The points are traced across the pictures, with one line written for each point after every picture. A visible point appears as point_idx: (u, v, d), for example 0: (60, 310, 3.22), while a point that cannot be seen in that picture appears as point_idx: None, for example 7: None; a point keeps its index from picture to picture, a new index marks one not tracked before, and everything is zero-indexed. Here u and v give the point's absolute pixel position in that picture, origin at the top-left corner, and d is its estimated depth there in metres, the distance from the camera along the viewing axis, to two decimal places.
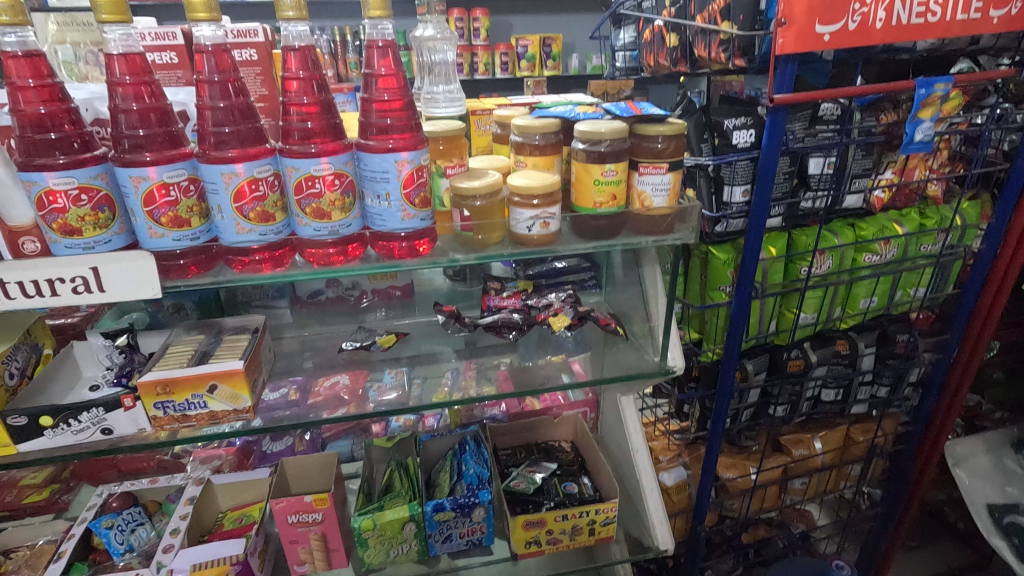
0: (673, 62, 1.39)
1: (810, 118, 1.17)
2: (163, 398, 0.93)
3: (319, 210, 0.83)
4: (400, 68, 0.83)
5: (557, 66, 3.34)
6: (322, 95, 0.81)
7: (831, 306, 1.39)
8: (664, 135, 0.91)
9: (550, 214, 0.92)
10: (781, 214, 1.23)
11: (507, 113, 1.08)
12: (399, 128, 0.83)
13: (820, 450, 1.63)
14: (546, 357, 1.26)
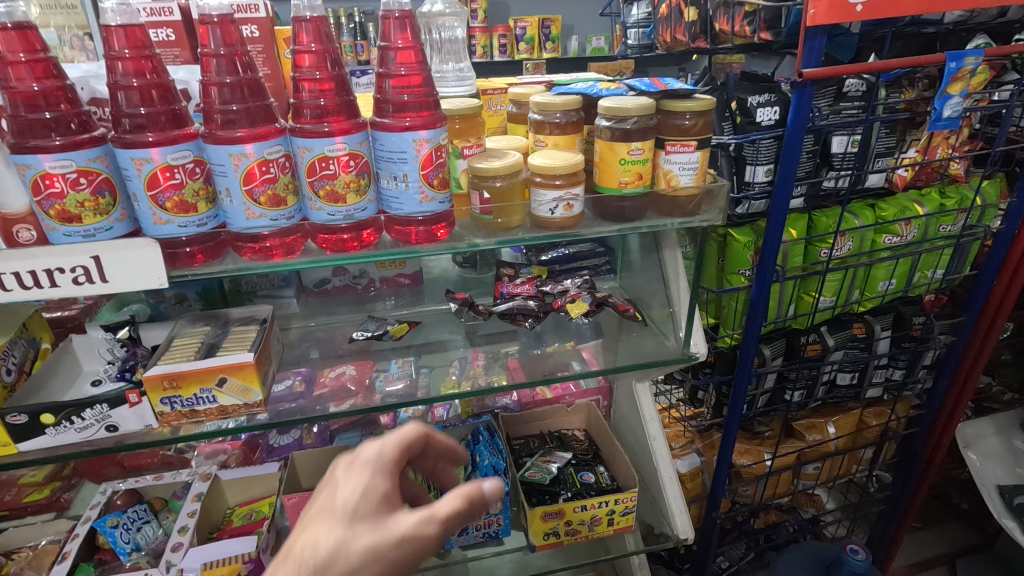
0: (692, 37, 1.36)
1: (834, 95, 1.13)
2: (170, 393, 0.89)
3: (333, 193, 0.78)
4: (418, 41, 0.79)
5: (556, 48, 3.30)
6: (335, 70, 0.76)
7: (850, 289, 1.36)
8: (692, 111, 0.87)
9: (574, 196, 0.88)
10: (802, 194, 1.20)
11: (523, 91, 1.03)
12: (417, 105, 0.78)
13: (833, 434, 1.62)
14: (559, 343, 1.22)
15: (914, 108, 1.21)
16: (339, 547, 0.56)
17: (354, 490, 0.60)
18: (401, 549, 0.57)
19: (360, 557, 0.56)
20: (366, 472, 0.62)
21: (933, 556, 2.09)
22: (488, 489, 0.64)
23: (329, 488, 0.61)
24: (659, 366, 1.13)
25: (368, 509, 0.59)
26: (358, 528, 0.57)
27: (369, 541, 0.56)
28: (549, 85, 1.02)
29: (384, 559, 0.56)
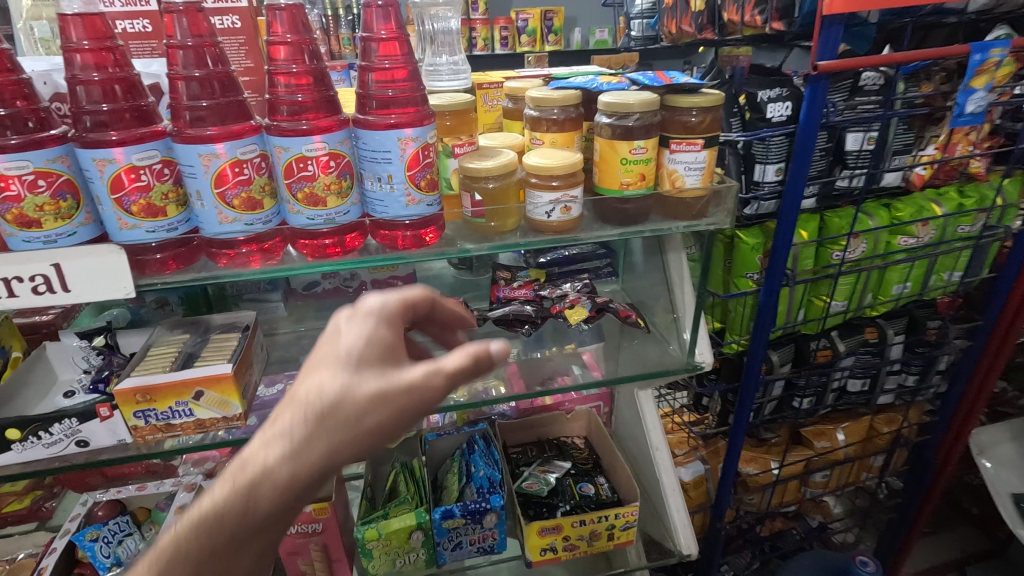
0: (699, 28, 1.30)
1: (850, 89, 1.07)
2: (144, 406, 0.84)
3: (312, 196, 0.73)
4: (404, 31, 0.73)
5: (559, 41, 3.23)
6: (314, 64, 0.71)
7: (863, 292, 1.30)
8: (699, 107, 0.81)
9: (572, 197, 0.82)
10: (814, 194, 1.14)
11: (519, 85, 0.97)
12: (402, 100, 0.73)
13: (842, 441, 1.57)
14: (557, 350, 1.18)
15: (933, 103, 1.14)
16: (344, 393, 0.54)
17: (357, 336, 0.58)
18: (411, 395, 0.56)
19: (365, 404, 0.54)
20: (370, 322, 0.59)
21: (944, 563, 2.03)
22: (494, 351, 0.61)
23: (331, 336, 0.59)
24: (663, 376, 1.08)
25: (373, 358, 0.57)
26: (363, 373, 0.56)
27: (374, 389, 0.55)
28: (547, 79, 0.96)
29: (391, 407, 0.55)
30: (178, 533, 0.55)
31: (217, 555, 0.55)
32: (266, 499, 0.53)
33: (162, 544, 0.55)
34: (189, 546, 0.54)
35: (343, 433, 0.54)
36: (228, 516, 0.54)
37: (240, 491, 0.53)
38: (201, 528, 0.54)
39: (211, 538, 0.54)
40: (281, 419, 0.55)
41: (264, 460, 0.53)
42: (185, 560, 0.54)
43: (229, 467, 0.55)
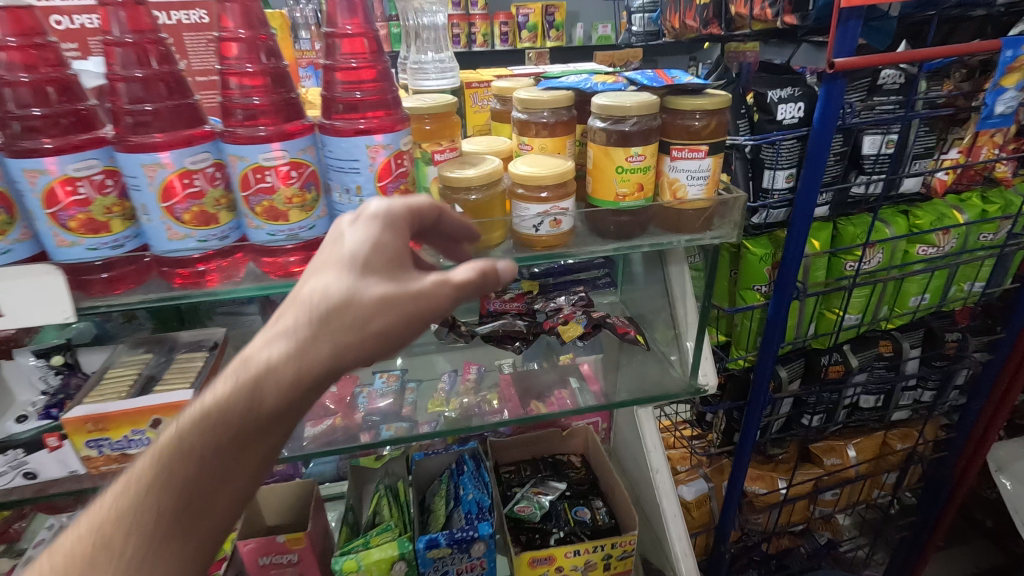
0: (704, 23, 1.22)
1: (868, 88, 0.99)
2: (96, 436, 0.78)
3: (272, 209, 0.66)
4: (372, 26, 0.65)
5: (561, 37, 3.14)
6: (271, 63, 0.63)
7: (878, 304, 1.22)
8: (703, 110, 0.73)
9: (562, 210, 0.75)
10: (827, 202, 1.06)
11: (508, 84, 0.89)
12: (372, 104, 0.65)
13: (854, 459, 1.49)
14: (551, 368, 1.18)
15: (957, 102, 1.06)
16: (350, 295, 0.52)
17: (364, 241, 0.55)
18: (418, 303, 0.54)
19: (372, 306, 0.52)
20: (375, 228, 0.57)
21: None
22: (501, 269, 0.61)
23: (334, 243, 0.56)
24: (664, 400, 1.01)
25: (379, 265, 0.55)
26: (371, 277, 0.53)
27: (381, 294, 0.53)
28: (537, 79, 0.89)
29: (398, 312, 0.53)
30: (174, 434, 0.49)
31: (217, 458, 0.49)
32: (272, 395, 0.50)
33: (156, 447, 0.50)
34: (190, 445, 0.49)
35: (349, 334, 0.51)
36: (231, 413, 0.49)
37: (244, 384, 0.49)
38: (202, 426, 0.49)
39: (212, 437, 0.49)
40: (284, 317, 0.52)
41: (269, 356, 0.50)
42: (182, 463, 0.49)
43: (230, 365, 0.51)
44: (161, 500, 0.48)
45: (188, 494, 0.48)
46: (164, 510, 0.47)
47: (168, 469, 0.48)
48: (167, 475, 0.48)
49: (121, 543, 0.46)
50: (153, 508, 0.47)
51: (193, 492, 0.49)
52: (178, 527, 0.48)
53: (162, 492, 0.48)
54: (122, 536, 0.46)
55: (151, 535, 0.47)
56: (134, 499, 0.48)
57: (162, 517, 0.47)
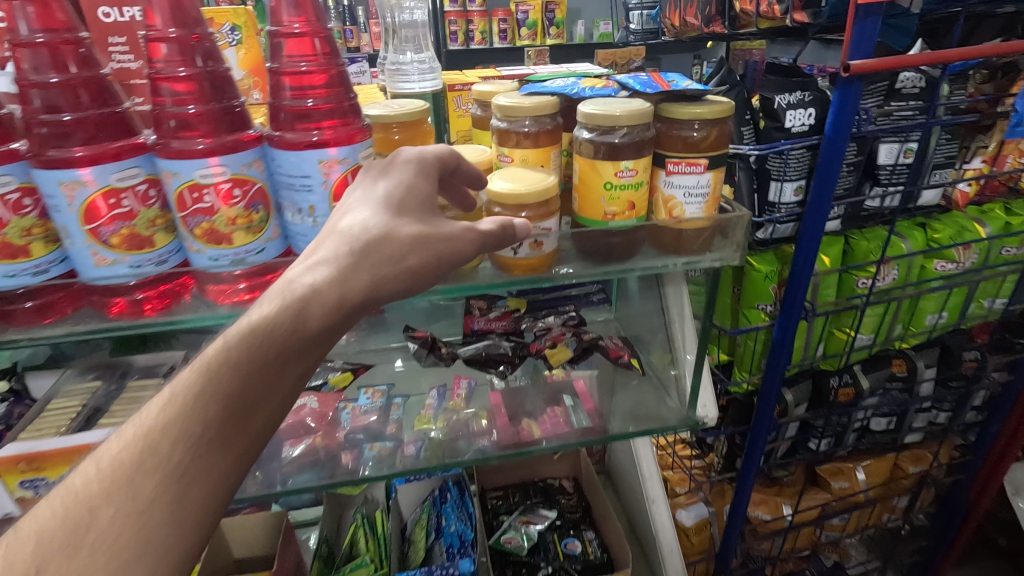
0: (706, 20, 1.14)
1: (885, 93, 0.90)
2: (31, 475, 0.72)
3: (213, 232, 0.58)
4: (325, 24, 0.57)
5: (561, 34, 3.02)
6: (206, 66, 0.55)
7: (892, 323, 1.14)
8: (701, 120, 0.65)
9: (543, 231, 0.67)
10: (839, 216, 0.97)
11: (489, 88, 0.82)
12: (325, 113, 0.57)
13: (863, 482, 1.40)
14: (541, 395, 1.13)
15: (981, 107, 0.97)
16: (388, 230, 0.53)
17: (399, 184, 0.57)
18: (449, 246, 0.56)
19: (410, 241, 0.54)
20: (407, 173, 0.58)
21: None
22: (519, 225, 0.62)
23: (366, 183, 0.57)
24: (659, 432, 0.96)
25: (412, 207, 0.57)
26: (407, 217, 0.55)
27: (417, 232, 0.55)
28: (521, 83, 0.81)
29: (429, 252, 0.55)
30: (219, 349, 0.45)
31: (265, 376, 0.46)
32: (321, 315, 0.48)
33: (194, 364, 0.44)
34: (237, 361, 0.45)
35: (389, 266, 0.52)
36: (280, 330, 0.46)
37: (293, 302, 0.47)
38: (249, 341, 0.45)
39: (260, 354, 0.45)
40: (324, 246, 0.51)
41: (314, 279, 0.49)
42: (227, 379, 0.44)
43: (270, 288, 0.49)
44: (205, 415, 0.43)
45: (236, 410, 0.44)
46: (210, 425, 0.43)
47: (213, 384, 0.43)
48: (213, 389, 0.43)
49: (160, 461, 0.41)
50: (198, 424, 0.42)
51: (241, 408, 0.44)
52: (226, 445, 0.43)
53: (206, 407, 0.43)
54: (163, 455, 0.41)
55: (198, 452, 0.42)
56: (174, 416, 0.42)
57: (208, 432, 0.42)
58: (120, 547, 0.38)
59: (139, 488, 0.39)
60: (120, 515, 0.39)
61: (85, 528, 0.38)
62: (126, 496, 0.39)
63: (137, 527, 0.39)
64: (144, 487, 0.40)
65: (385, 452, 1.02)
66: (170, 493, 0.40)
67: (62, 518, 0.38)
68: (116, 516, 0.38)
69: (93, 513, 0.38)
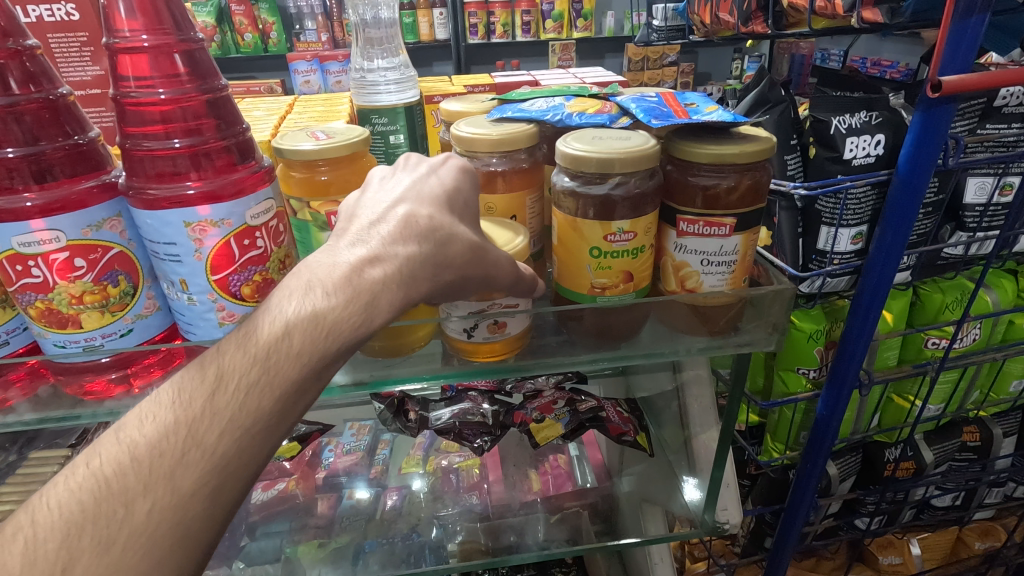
0: (745, 18, 0.95)
1: (979, 113, 0.69)
2: None
3: (52, 312, 0.44)
4: (190, 33, 0.41)
5: (589, 27, 2.76)
6: (19, 97, 0.40)
7: (967, 391, 0.93)
8: (728, 164, 0.47)
9: (507, 308, 0.50)
10: (909, 267, 0.76)
11: (460, 105, 0.65)
12: (200, 155, 0.42)
13: (918, 559, 1.17)
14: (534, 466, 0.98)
15: None
16: (452, 231, 0.43)
17: (451, 190, 0.45)
18: (487, 265, 0.45)
19: (469, 246, 0.43)
20: (464, 179, 0.47)
21: None
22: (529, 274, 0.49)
23: (419, 173, 0.46)
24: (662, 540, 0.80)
25: (467, 214, 0.46)
26: (461, 223, 0.44)
27: (473, 240, 0.44)
28: (500, 101, 0.64)
29: (479, 270, 0.44)
30: (280, 334, 0.35)
31: (324, 371, 0.37)
32: (389, 315, 0.38)
33: (254, 340, 0.35)
34: (303, 346, 0.35)
35: (448, 272, 0.42)
36: (348, 324, 0.36)
37: (361, 295, 0.37)
38: (312, 328, 0.36)
39: (323, 346, 0.36)
40: (382, 231, 0.40)
41: (381, 273, 0.38)
42: (285, 370, 0.35)
43: (332, 272, 0.37)
44: (257, 406, 0.34)
45: (291, 403, 0.35)
46: (261, 418, 0.34)
47: (273, 370, 0.35)
48: (276, 374, 0.35)
49: (204, 452, 0.32)
50: (249, 417, 0.34)
51: (296, 400, 0.35)
52: (275, 438, 0.35)
53: (261, 397, 0.34)
54: (207, 447, 0.33)
55: (246, 445, 0.34)
56: (225, 403, 0.33)
57: (259, 425, 0.34)
58: (153, 546, 0.30)
59: (181, 480, 0.32)
60: (159, 509, 0.31)
61: (117, 524, 0.30)
62: (168, 488, 0.31)
63: (175, 524, 0.31)
64: (186, 480, 0.32)
65: (364, 500, 0.92)
66: (213, 486, 0.32)
67: (90, 507, 0.30)
68: (155, 510, 0.31)
69: (127, 505, 0.30)
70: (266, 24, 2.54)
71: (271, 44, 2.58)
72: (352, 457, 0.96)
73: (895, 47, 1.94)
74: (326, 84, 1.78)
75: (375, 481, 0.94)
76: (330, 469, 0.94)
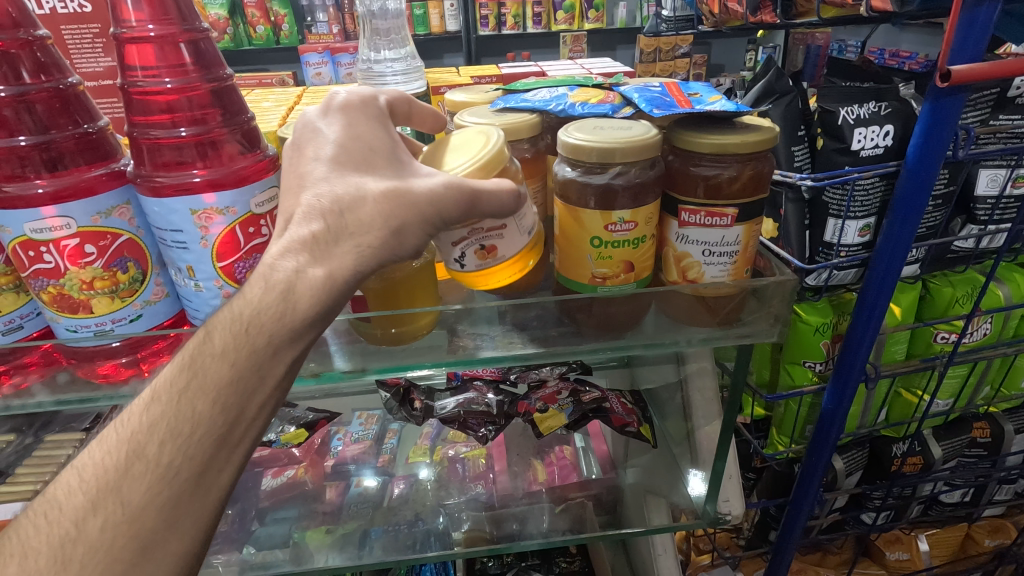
0: (754, 9, 0.94)
1: (992, 104, 0.68)
2: None
3: (64, 298, 0.45)
4: (195, 23, 0.42)
5: (600, 18, 2.73)
6: (27, 86, 0.41)
7: (977, 386, 0.92)
8: (730, 153, 0.47)
9: (491, 229, 0.46)
10: (920, 259, 0.75)
11: (465, 96, 0.65)
12: (202, 144, 0.42)
13: (926, 556, 1.16)
14: (540, 457, 0.98)
15: None
16: (357, 190, 0.41)
17: (346, 135, 0.44)
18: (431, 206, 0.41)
19: (381, 195, 0.41)
20: (354, 119, 0.46)
21: None
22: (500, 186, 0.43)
23: (315, 132, 0.45)
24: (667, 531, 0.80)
25: (376, 157, 0.44)
26: (372, 174, 0.42)
27: (386, 184, 0.41)
28: (504, 92, 0.64)
29: (408, 210, 0.41)
30: (203, 343, 0.38)
31: (256, 370, 0.38)
32: (311, 302, 0.38)
33: (183, 354, 0.38)
34: (225, 348, 0.37)
35: (366, 236, 0.40)
36: (265, 320, 0.38)
37: (276, 288, 0.38)
38: (233, 330, 0.38)
39: (245, 345, 0.38)
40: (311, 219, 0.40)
41: (294, 264, 0.39)
42: (211, 376, 0.37)
43: (252, 277, 0.39)
44: (191, 413, 0.36)
45: (229, 406, 0.37)
46: (197, 425, 0.36)
47: (201, 378, 0.37)
48: (203, 381, 0.37)
49: (147, 466, 0.35)
50: (184, 425, 0.36)
51: (234, 402, 0.37)
52: (219, 442, 0.37)
53: (193, 405, 0.36)
54: (148, 461, 0.35)
55: (188, 452, 0.36)
56: (160, 416, 0.36)
57: (197, 432, 0.36)
58: (113, 556, 0.34)
59: (129, 494, 0.35)
60: (111, 523, 0.34)
61: (73, 542, 0.34)
62: (116, 502, 0.35)
63: (130, 534, 0.34)
64: (134, 493, 0.35)
65: (371, 488, 0.93)
66: (164, 496, 0.35)
67: (50, 529, 0.34)
68: (106, 525, 0.34)
69: (79, 523, 0.34)
70: (278, 16, 2.55)
71: (283, 36, 2.59)
72: (360, 446, 0.97)
73: (915, 37, 1.90)
74: (336, 76, 1.78)
75: (382, 469, 0.95)
76: (339, 457, 0.95)
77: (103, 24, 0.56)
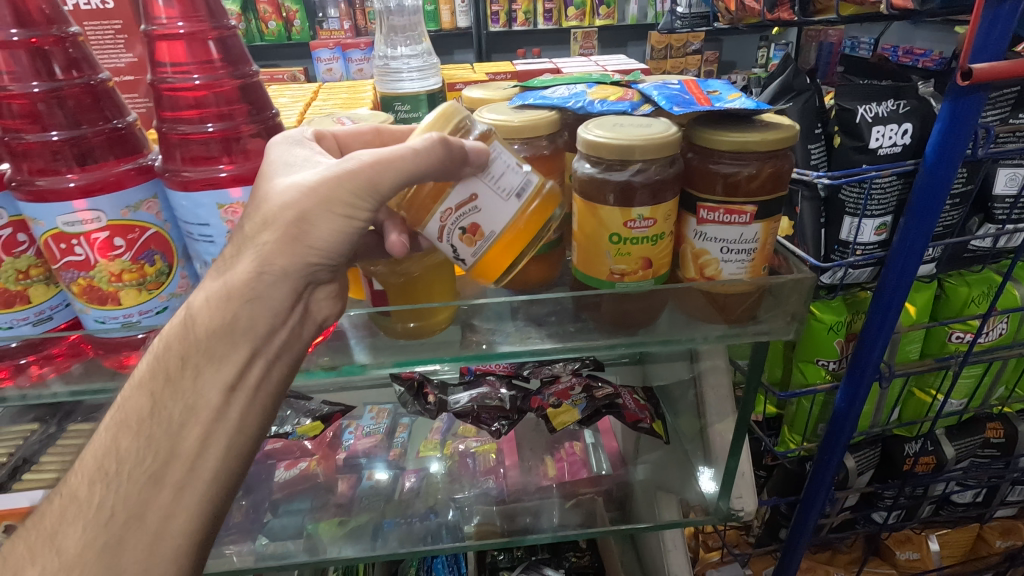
0: (772, 6, 0.94)
1: (1013, 102, 0.68)
2: None
3: (93, 290, 0.45)
4: (223, 21, 0.43)
5: (612, 15, 2.72)
6: (59, 82, 0.42)
7: (992, 387, 0.92)
8: (750, 151, 0.47)
9: (466, 209, 0.45)
10: (937, 258, 0.75)
11: (482, 93, 0.65)
12: (225, 139, 0.43)
13: (936, 556, 1.16)
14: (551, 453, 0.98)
15: None
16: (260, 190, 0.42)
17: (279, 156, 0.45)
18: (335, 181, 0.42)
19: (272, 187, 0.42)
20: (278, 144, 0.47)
21: None
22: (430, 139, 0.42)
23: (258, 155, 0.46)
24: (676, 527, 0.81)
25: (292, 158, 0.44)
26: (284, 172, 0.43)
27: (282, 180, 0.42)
28: (522, 89, 0.64)
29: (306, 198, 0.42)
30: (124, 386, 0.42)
31: (173, 398, 0.41)
32: (211, 316, 0.42)
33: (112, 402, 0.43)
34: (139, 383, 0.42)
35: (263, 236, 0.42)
36: (171, 346, 0.42)
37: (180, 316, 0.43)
38: (151, 365, 0.42)
39: (157, 375, 0.41)
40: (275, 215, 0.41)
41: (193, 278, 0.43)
42: (128, 411, 0.41)
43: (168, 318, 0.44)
44: (115, 453, 0.40)
45: (154, 441, 0.41)
46: (121, 461, 0.40)
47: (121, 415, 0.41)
48: (121, 417, 0.41)
49: (81, 509, 0.39)
50: (111, 463, 0.40)
51: (156, 435, 0.41)
52: (150, 477, 0.40)
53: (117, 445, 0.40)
54: (79, 505, 0.39)
55: (117, 490, 0.40)
56: (92, 460, 0.40)
57: (122, 468, 0.40)
58: None
59: (65, 541, 0.38)
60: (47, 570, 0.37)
61: None
62: (54, 550, 0.38)
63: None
64: (70, 539, 0.38)
65: (383, 481, 0.94)
66: (100, 539, 0.39)
67: None
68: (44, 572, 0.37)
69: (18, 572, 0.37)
70: (290, 12, 2.56)
71: (295, 32, 2.60)
72: (371, 439, 0.98)
73: (929, 34, 1.89)
74: (348, 73, 1.78)
75: (393, 463, 0.95)
76: (350, 450, 0.96)
77: (126, 20, 0.57)
